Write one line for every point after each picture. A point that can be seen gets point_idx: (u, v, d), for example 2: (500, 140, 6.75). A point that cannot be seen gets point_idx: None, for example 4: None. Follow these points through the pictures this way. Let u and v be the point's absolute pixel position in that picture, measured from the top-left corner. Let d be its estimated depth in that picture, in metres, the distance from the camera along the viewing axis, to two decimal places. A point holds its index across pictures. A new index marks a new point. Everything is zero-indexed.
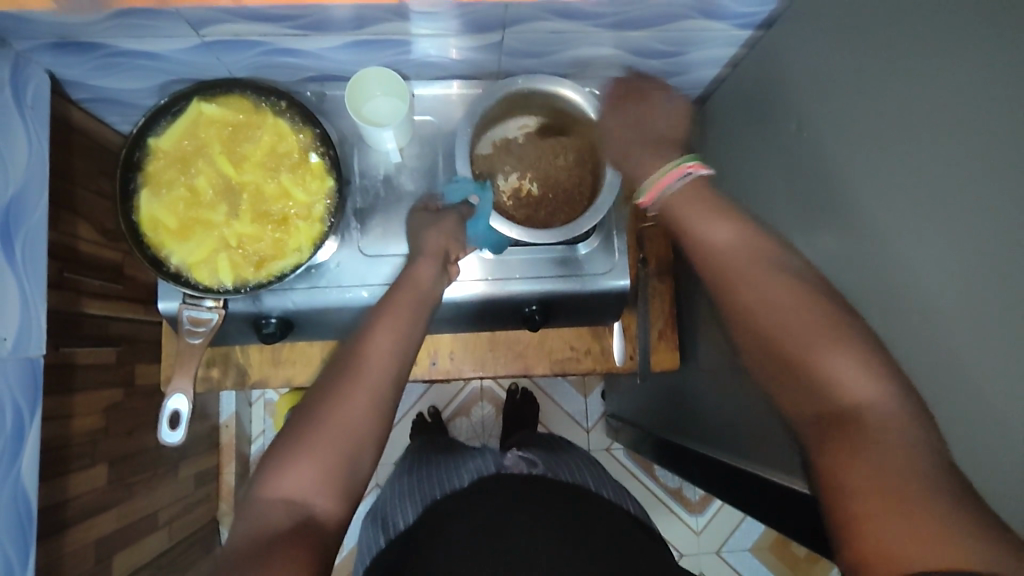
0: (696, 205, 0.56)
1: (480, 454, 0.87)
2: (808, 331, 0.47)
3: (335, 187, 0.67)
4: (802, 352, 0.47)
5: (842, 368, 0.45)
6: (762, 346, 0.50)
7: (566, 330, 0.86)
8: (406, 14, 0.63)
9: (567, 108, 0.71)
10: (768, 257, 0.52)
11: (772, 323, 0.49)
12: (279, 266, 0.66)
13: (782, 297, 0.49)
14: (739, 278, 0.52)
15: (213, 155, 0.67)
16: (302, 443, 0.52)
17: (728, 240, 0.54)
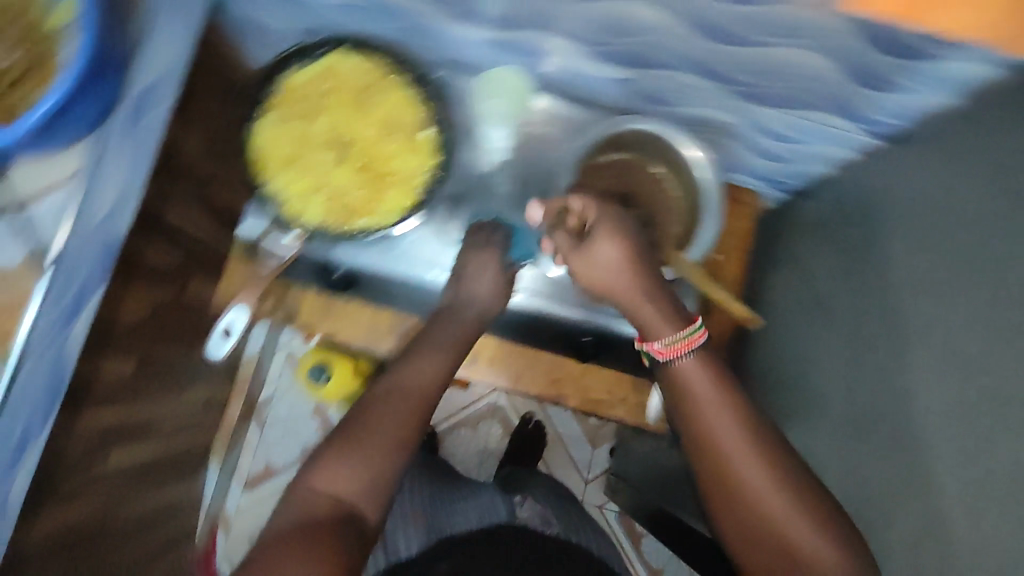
0: (696, 376, 0.61)
1: (491, 495, 0.90)
2: (791, 517, 0.60)
3: (438, 168, 0.67)
4: (785, 533, 0.60)
5: (810, 546, 0.59)
6: (751, 525, 0.61)
7: (609, 372, 0.84)
8: (559, 32, 0.65)
9: (681, 159, 0.70)
10: (765, 440, 0.61)
11: (764, 506, 0.60)
12: (362, 225, 0.67)
13: (779, 484, 0.60)
14: (740, 464, 0.61)
15: (336, 102, 0.68)
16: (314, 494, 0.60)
17: (712, 396, 0.61)
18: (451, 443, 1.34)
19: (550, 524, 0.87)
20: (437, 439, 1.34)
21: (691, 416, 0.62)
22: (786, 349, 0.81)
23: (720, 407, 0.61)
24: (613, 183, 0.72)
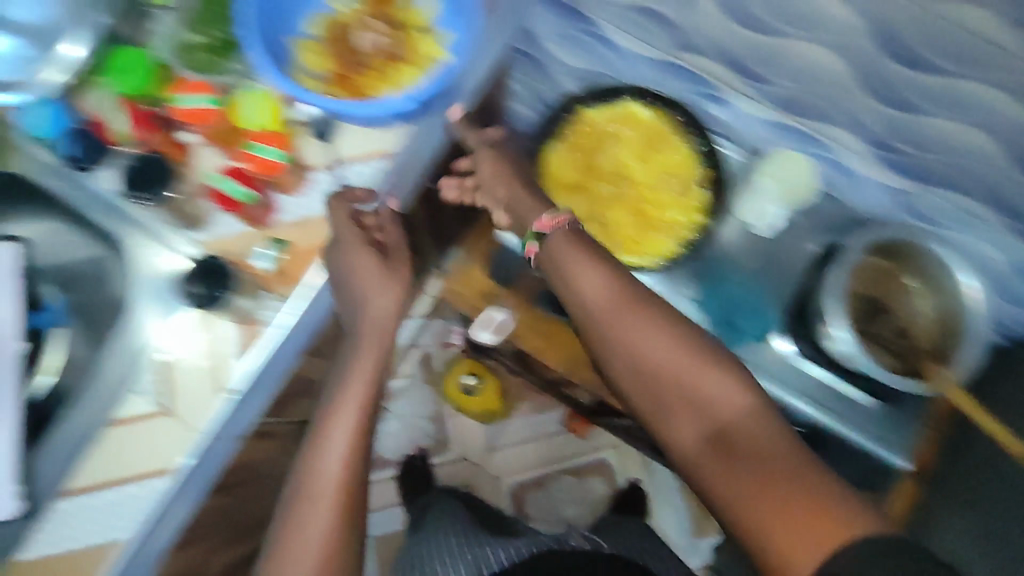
0: (564, 249, 0.57)
1: (540, 535, 0.80)
2: (697, 364, 0.52)
3: (706, 225, 0.71)
4: (693, 378, 0.52)
5: (715, 389, 0.51)
6: (641, 375, 0.54)
7: None
8: (857, 127, 0.68)
9: (950, 285, 0.67)
10: (677, 324, 0.55)
11: (653, 358, 0.53)
12: (627, 259, 0.70)
13: (661, 336, 0.54)
14: (705, 379, 0.52)
15: (623, 144, 0.72)
16: (314, 491, 0.56)
17: (664, 344, 0.53)
18: (555, 487, 1.35)
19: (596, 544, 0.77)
20: (544, 478, 1.35)
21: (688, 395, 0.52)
22: None
23: (664, 337, 0.53)
24: (868, 288, 0.70)
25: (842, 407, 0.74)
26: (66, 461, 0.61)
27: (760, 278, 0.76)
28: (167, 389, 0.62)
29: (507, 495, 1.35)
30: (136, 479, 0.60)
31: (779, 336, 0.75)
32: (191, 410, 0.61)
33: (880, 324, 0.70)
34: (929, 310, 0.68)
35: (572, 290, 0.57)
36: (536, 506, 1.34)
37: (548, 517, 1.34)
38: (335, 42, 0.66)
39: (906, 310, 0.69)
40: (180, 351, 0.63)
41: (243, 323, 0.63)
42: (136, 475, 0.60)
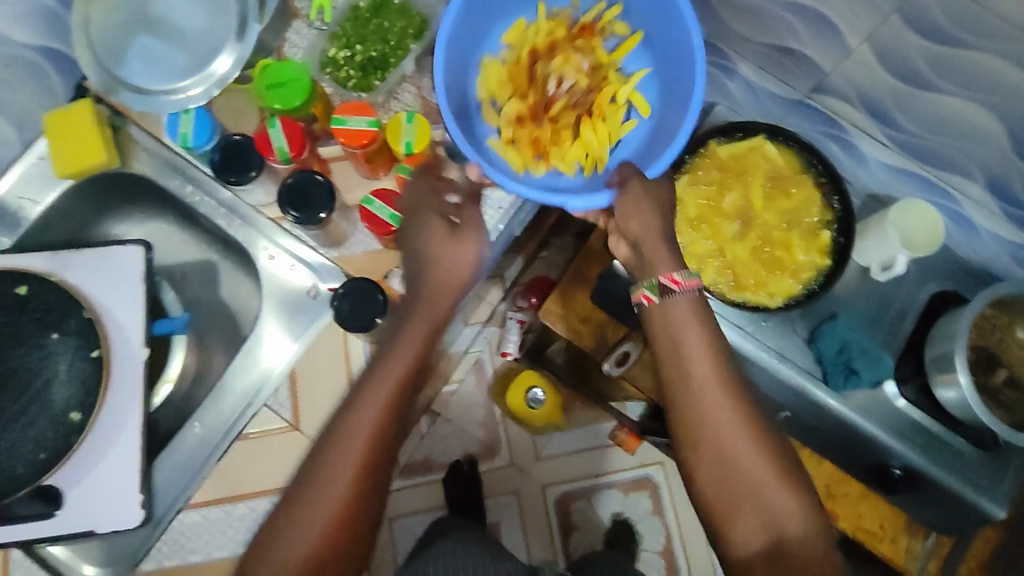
0: (692, 317, 0.57)
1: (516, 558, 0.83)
2: (743, 424, 0.56)
3: (830, 266, 0.71)
4: (721, 432, 0.55)
5: (756, 460, 0.55)
6: (687, 425, 0.57)
7: (882, 507, 0.81)
8: (991, 180, 0.68)
9: None
10: (722, 360, 0.57)
11: (713, 413, 0.56)
12: (750, 297, 0.71)
13: (723, 387, 0.56)
14: (706, 387, 0.56)
15: (751, 182, 0.73)
16: (342, 449, 0.51)
17: (711, 374, 0.56)
18: (600, 500, 1.35)
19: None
20: (588, 491, 1.35)
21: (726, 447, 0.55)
22: None
23: (720, 384, 0.56)
24: (982, 339, 0.72)
25: (944, 454, 0.74)
26: (190, 469, 0.63)
27: (867, 318, 0.77)
28: (292, 404, 0.62)
29: (550, 506, 1.34)
30: (257, 495, 0.60)
31: (893, 384, 0.75)
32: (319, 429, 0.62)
33: (994, 371, 0.71)
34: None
35: (675, 349, 0.57)
36: (581, 518, 1.34)
37: (593, 531, 1.34)
38: (520, 76, 0.62)
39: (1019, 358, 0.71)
40: (302, 365, 0.63)
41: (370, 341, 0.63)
42: (261, 491, 0.60)
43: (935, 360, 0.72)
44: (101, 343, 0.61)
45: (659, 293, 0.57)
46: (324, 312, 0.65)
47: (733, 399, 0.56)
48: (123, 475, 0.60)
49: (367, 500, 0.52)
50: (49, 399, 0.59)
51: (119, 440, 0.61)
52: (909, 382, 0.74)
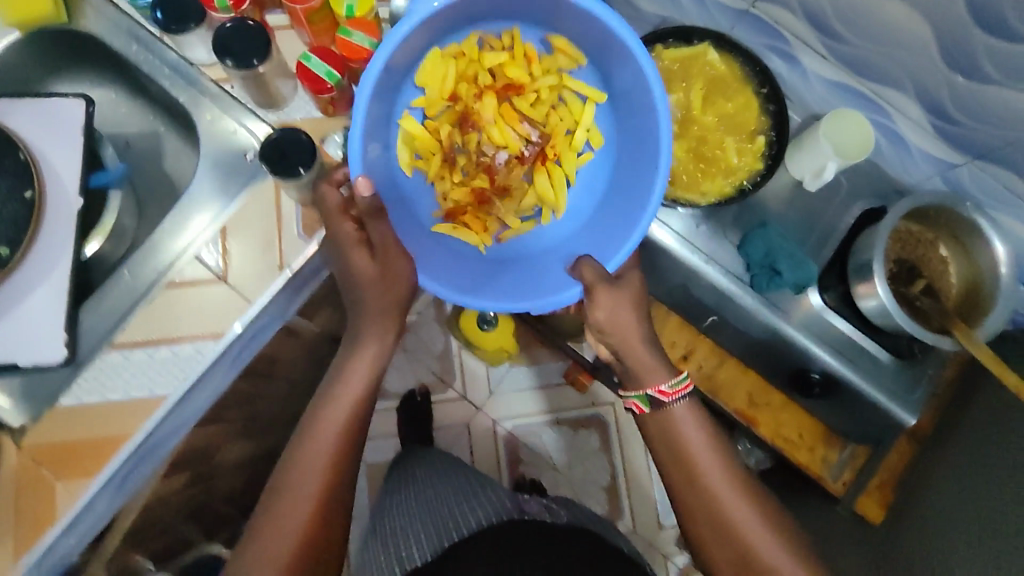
0: (689, 420, 0.65)
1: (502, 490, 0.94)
2: (765, 528, 0.62)
3: (762, 171, 0.74)
4: (755, 545, 0.62)
5: (783, 562, 0.61)
6: (707, 519, 0.64)
7: (805, 418, 0.86)
8: (919, 93, 0.70)
9: (983, 253, 0.72)
10: (730, 458, 0.65)
11: (726, 510, 0.63)
12: (683, 195, 0.73)
13: (740, 493, 0.63)
14: (713, 477, 0.64)
15: (691, 86, 0.74)
16: (305, 467, 0.60)
17: (712, 464, 0.64)
18: (550, 436, 1.39)
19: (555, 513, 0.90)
20: (540, 425, 1.39)
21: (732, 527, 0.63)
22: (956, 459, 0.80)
23: (727, 479, 0.64)
24: (903, 251, 0.77)
25: (859, 360, 0.78)
26: (118, 317, 0.64)
27: (795, 231, 0.80)
28: (223, 257, 0.64)
29: (501, 438, 1.38)
30: (187, 340, 0.61)
31: (817, 294, 0.78)
32: (248, 284, 0.63)
33: (914, 283, 0.75)
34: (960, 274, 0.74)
35: (676, 444, 0.65)
36: (532, 450, 1.38)
37: (541, 463, 1.38)
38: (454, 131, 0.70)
39: (937, 273, 0.75)
40: (235, 223, 0.64)
41: (304, 204, 0.65)
42: (186, 338, 0.62)
43: (857, 269, 0.75)
44: (34, 184, 0.61)
45: (652, 403, 0.65)
46: (261, 176, 0.66)
47: (737, 489, 0.64)
48: (52, 312, 0.61)
49: (337, 512, 0.61)
50: None
51: (51, 279, 0.62)
52: (831, 290, 0.77)
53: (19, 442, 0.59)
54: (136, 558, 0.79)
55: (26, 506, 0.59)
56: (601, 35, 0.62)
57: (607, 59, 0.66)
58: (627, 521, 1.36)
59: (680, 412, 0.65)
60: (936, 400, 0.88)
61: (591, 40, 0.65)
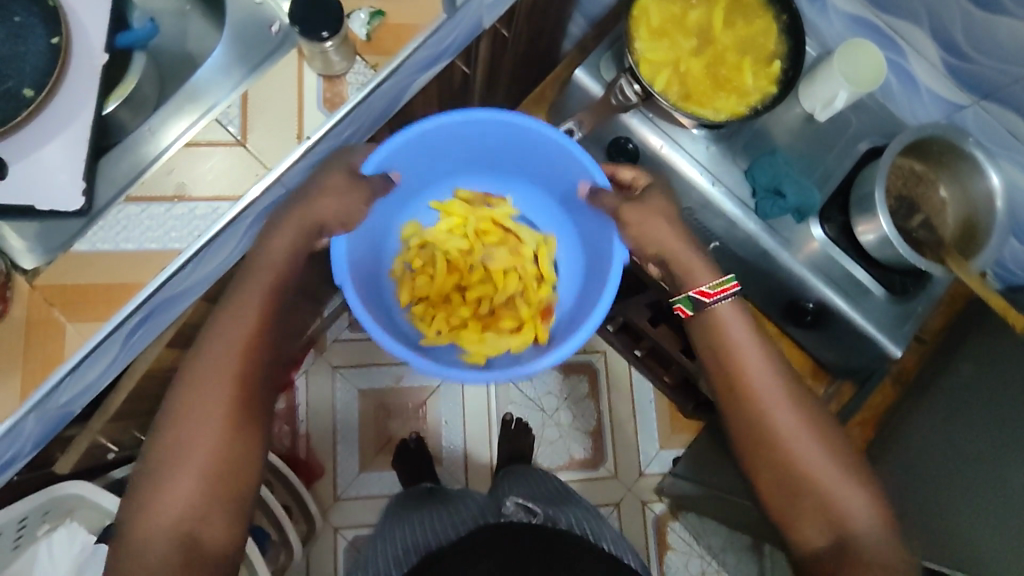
0: (732, 318, 0.70)
1: (474, 504, 1.07)
2: (807, 429, 0.67)
3: (775, 94, 0.75)
4: (797, 452, 0.66)
5: (851, 499, 0.65)
6: (756, 432, 0.67)
7: (796, 351, 0.93)
8: (934, 26, 0.71)
9: (980, 192, 0.74)
10: (777, 363, 0.69)
11: (775, 421, 0.67)
12: (697, 110, 0.75)
13: (789, 398, 0.68)
14: (770, 398, 0.67)
15: (715, 5, 0.76)
16: (214, 368, 0.63)
17: (767, 382, 0.68)
18: (540, 378, 1.41)
19: (535, 515, 0.98)
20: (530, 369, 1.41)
21: (782, 443, 0.67)
22: (934, 398, 0.83)
23: (777, 396, 0.68)
24: (905, 187, 0.79)
25: (851, 293, 0.80)
26: (135, 171, 0.65)
27: (801, 161, 0.81)
28: (242, 120, 0.65)
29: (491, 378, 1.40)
30: (199, 199, 0.63)
31: (819, 226, 0.79)
32: (265, 149, 0.64)
33: (914, 219, 0.78)
34: (957, 211, 0.77)
35: (727, 359, 0.69)
36: (521, 392, 1.40)
37: (529, 404, 1.40)
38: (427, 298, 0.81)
39: (936, 209, 0.78)
40: (257, 90, 0.65)
41: (325, 77, 0.66)
42: (201, 197, 0.63)
43: (858, 200, 0.77)
44: (62, 31, 0.63)
45: (696, 308, 0.71)
46: (289, 45, 0.68)
47: (792, 406, 0.68)
48: (68, 160, 0.62)
49: (245, 432, 0.64)
50: (13, 74, 0.63)
51: (71, 127, 0.63)
52: (831, 221, 0.80)
53: (32, 282, 0.61)
54: (135, 431, 0.82)
55: (35, 345, 0.59)
56: (551, 150, 0.75)
57: (526, 169, 0.82)
58: (609, 466, 1.39)
59: (724, 310, 0.71)
60: (922, 346, 0.91)
61: (520, 160, 0.81)
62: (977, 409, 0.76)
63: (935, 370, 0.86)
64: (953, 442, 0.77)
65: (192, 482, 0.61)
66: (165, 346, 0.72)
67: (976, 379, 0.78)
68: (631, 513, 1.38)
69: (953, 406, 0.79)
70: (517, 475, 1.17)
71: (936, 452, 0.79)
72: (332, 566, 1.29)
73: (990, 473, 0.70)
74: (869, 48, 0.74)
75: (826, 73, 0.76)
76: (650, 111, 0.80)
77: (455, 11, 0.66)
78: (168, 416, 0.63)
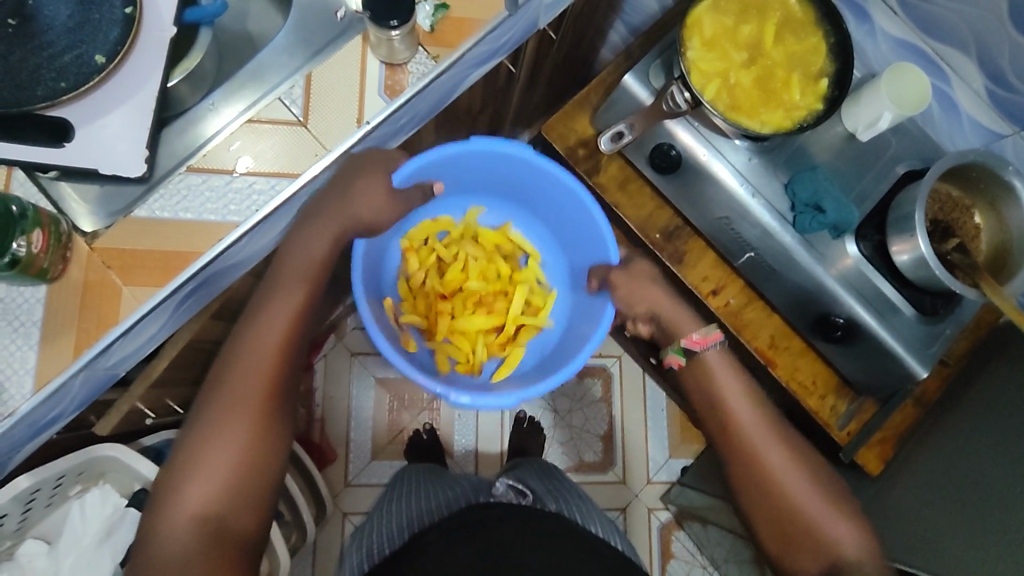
0: (722, 368, 0.74)
1: (468, 487, 1.09)
2: (792, 463, 0.69)
3: (821, 111, 0.77)
4: (786, 489, 0.68)
5: (843, 532, 0.66)
6: (751, 465, 0.70)
7: (819, 366, 0.89)
8: (982, 55, 0.73)
9: (1016, 220, 0.76)
10: (765, 411, 0.72)
11: (766, 458, 0.69)
12: (743, 122, 0.77)
13: (778, 446, 0.70)
14: (760, 440, 0.70)
15: (767, 20, 0.78)
16: (245, 370, 0.65)
17: (753, 419, 0.71)
18: None
19: (524, 495, 1.04)
20: None
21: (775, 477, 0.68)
22: (953, 421, 0.85)
23: (768, 433, 0.70)
24: (941, 211, 0.80)
25: (883, 310, 0.81)
26: (196, 145, 0.66)
27: (840, 179, 0.82)
28: (304, 102, 0.66)
29: None
30: (258, 175, 0.64)
31: (854, 244, 0.81)
32: (325, 131, 0.66)
33: (951, 240, 0.79)
34: (992, 235, 0.78)
35: (725, 416, 0.72)
36: (534, 391, 1.41)
37: (542, 405, 1.41)
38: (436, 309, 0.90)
39: (971, 233, 0.79)
40: (321, 73, 0.67)
41: (387, 65, 0.67)
42: (260, 172, 0.64)
43: (895, 220, 0.78)
44: (135, 2, 0.65)
45: (686, 354, 0.75)
46: (353, 30, 0.69)
47: (774, 437, 0.71)
48: (133, 129, 0.63)
49: (275, 433, 0.65)
50: (84, 40, 0.64)
51: (137, 96, 0.64)
52: (866, 239, 0.81)
53: (92, 244, 0.62)
54: (166, 401, 0.83)
55: (90, 305, 0.61)
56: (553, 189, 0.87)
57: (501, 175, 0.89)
58: (617, 471, 1.40)
59: (711, 356, 0.74)
60: (945, 369, 0.90)
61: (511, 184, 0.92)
62: (998, 435, 0.77)
63: (957, 392, 0.87)
64: (973, 464, 0.78)
65: (216, 483, 0.61)
66: (207, 318, 0.73)
67: (996, 403, 0.79)
68: (637, 519, 1.38)
69: (972, 429, 0.81)
70: (517, 463, 1.22)
71: (954, 473, 0.80)
72: (337, 552, 1.30)
73: (1010, 499, 0.71)
74: (915, 72, 0.75)
75: (871, 94, 0.77)
76: (695, 120, 0.82)
77: (517, 8, 0.68)
78: (189, 438, 0.63)
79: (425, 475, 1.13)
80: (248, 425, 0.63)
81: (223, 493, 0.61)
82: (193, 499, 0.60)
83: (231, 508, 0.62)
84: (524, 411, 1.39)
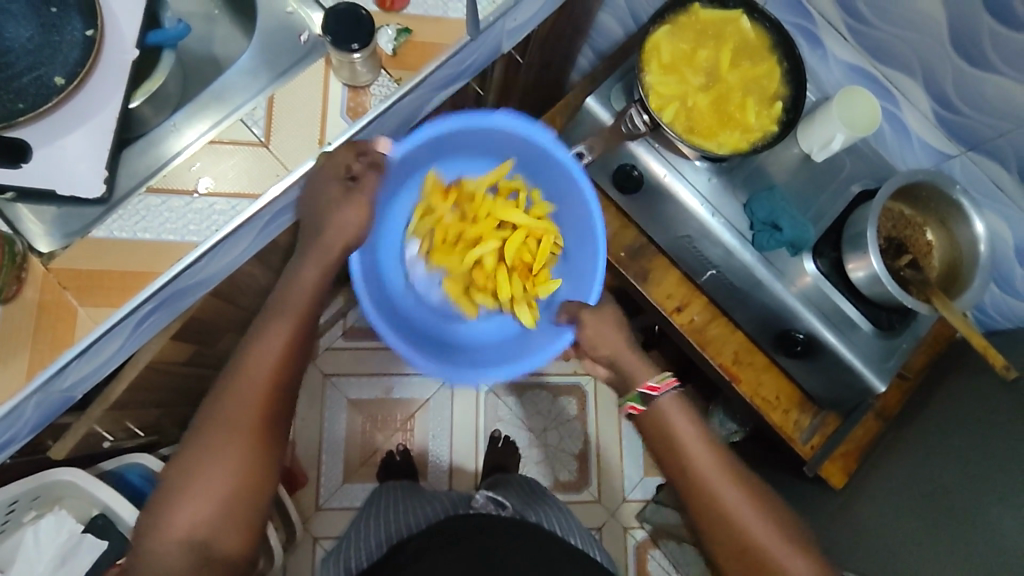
0: (676, 413, 0.70)
1: (445, 503, 1.07)
2: (749, 505, 0.67)
3: (776, 132, 0.79)
4: (744, 526, 0.66)
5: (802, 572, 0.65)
6: (709, 505, 0.67)
7: (782, 382, 0.91)
8: (927, 78, 0.76)
9: (965, 237, 0.78)
10: (725, 454, 0.69)
11: (722, 498, 0.67)
12: (701, 143, 0.79)
13: (735, 485, 0.67)
14: (718, 483, 0.67)
15: (723, 45, 0.81)
16: (241, 381, 0.63)
17: (708, 462, 0.68)
18: (530, 398, 1.42)
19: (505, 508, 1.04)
20: (521, 387, 1.42)
21: (732, 519, 0.66)
22: (913, 433, 0.86)
23: (722, 474, 0.67)
24: (893, 229, 0.83)
25: (841, 326, 0.83)
26: (157, 166, 0.67)
27: (798, 198, 0.85)
28: (266, 123, 0.67)
29: (481, 395, 1.40)
30: (216, 196, 0.64)
31: (812, 260, 0.83)
32: (287, 151, 0.66)
33: (903, 258, 0.82)
34: (943, 252, 0.81)
35: (680, 457, 0.68)
36: (509, 411, 1.41)
37: (517, 424, 1.40)
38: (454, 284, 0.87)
39: (921, 250, 0.81)
40: (283, 95, 0.68)
41: (351, 88, 0.68)
42: (219, 193, 0.64)
43: (850, 238, 0.80)
44: (97, 24, 0.65)
45: (645, 401, 0.71)
46: (316, 54, 0.70)
47: (731, 478, 0.68)
48: (91, 150, 0.63)
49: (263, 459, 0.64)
50: (44, 62, 0.64)
51: (96, 118, 0.64)
52: (823, 256, 0.83)
53: (48, 265, 0.62)
54: (126, 423, 0.82)
55: (45, 327, 0.60)
56: (532, 150, 0.86)
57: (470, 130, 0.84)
58: (593, 490, 1.39)
59: (668, 403, 0.71)
60: (905, 382, 0.92)
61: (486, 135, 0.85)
62: (955, 446, 0.78)
63: (916, 406, 0.89)
64: (930, 475, 0.79)
65: (204, 506, 0.61)
66: (168, 338, 0.72)
67: (952, 416, 0.81)
68: (613, 538, 1.38)
69: (930, 440, 0.82)
70: (497, 480, 1.21)
71: (916, 484, 0.81)
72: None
73: (967, 507, 0.72)
74: (866, 96, 0.78)
75: (824, 117, 0.80)
76: (656, 141, 0.84)
77: (478, 33, 0.70)
78: (190, 447, 0.63)
79: (399, 494, 1.11)
80: (240, 456, 0.62)
81: (210, 523, 0.61)
82: (183, 521, 0.61)
83: (215, 529, 0.62)
84: (500, 430, 1.38)
